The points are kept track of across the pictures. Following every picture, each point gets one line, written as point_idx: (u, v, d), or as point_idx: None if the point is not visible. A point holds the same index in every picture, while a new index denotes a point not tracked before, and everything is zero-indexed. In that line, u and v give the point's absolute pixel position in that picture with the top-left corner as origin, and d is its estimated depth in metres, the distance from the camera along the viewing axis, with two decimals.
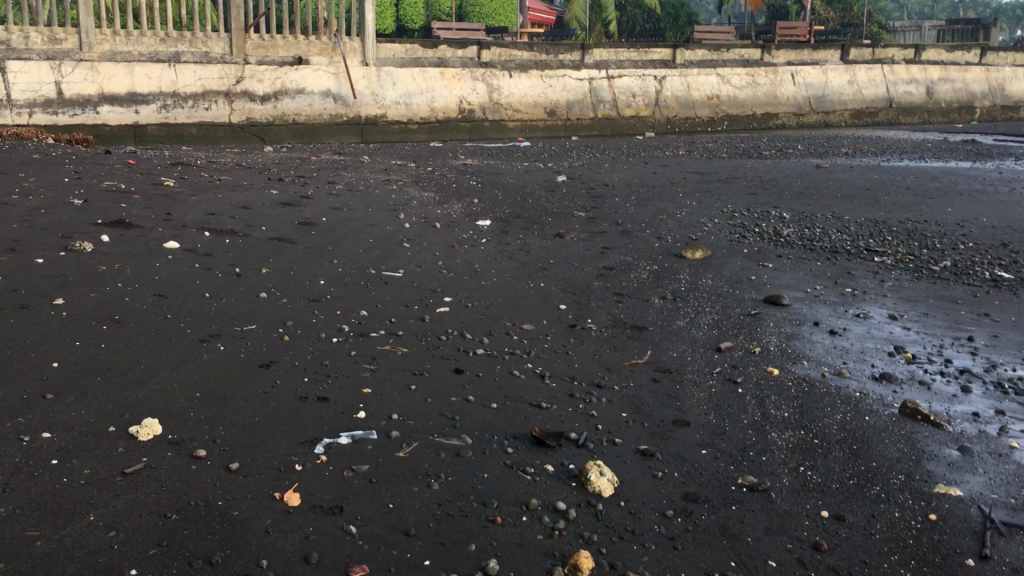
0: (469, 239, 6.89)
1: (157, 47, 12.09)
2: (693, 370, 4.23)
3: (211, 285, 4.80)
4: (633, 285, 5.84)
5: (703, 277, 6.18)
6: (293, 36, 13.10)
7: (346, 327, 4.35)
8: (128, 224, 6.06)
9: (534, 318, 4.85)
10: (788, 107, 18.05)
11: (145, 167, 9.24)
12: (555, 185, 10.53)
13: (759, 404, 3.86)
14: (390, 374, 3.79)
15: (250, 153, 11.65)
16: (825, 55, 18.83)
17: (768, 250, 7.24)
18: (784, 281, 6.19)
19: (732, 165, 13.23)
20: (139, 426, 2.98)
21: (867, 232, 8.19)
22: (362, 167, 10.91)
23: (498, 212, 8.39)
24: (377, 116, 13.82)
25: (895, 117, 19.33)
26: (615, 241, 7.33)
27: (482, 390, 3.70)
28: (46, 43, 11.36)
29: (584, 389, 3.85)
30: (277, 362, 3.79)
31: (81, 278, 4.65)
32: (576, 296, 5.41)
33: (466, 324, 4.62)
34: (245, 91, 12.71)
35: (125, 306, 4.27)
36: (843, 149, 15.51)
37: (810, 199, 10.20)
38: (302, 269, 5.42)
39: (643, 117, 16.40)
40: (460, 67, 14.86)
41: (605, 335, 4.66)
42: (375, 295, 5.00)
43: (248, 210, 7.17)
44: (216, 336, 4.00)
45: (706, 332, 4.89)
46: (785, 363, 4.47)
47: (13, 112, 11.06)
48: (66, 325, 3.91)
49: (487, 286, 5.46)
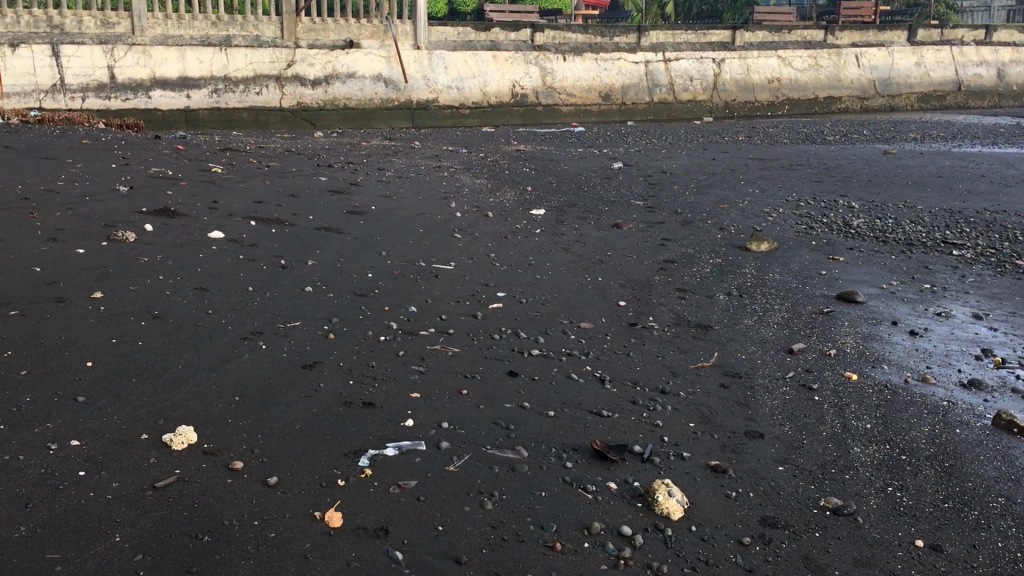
0: (524, 230, 6.65)
1: (209, 31, 12.02)
2: (764, 375, 3.92)
3: (255, 279, 4.63)
4: (695, 279, 5.56)
5: (769, 272, 5.85)
6: (345, 19, 12.96)
7: (394, 325, 4.14)
8: (173, 212, 5.93)
9: (592, 317, 4.58)
10: (851, 90, 17.44)
11: (194, 152, 9.14)
12: (610, 172, 10.24)
13: (838, 413, 3.54)
14: (440, 376, 3.57)
15: (301, 138, 11.53)
16: (891, 36, 18.18)
17: (837, 242, 6.86)
18: (856, 276, 5.84)
19: (794, 151, 12.78)
20: (173, 434, 2.79)
21: (943, 223, 7.74)
22: (414, 153, 10.71)
23: (552, 200, 8.13)
24: (428, 100, 13.61)
25: (964, 101, 18.58)
26: (675, 232, 7.03)
27: (538, 396, 3.46)
28: (99, 27, 11.32)
29: (646, 395, 3.58)
30: (321, 362, 3.59)
31: (122, 270, 4.50)
32: (636, 291, 5.13)
33: (520, 322, 4.38)
34: (296, 75, 12.59)
35: (165, 301, 4.11)
36: (910, 134, 14.92)
37: (879, 188, 9.75)
38: (349, 261, 5.23)
39: (700, 102, 15.99)
40: (513, 50, 14.59)
41: (668, 335, 4.39)
42: (426, 290, 4.79)
43: (296, 198, 7.01)
44: (258, 334, 3.82)
45: (776, 332, 4.57)
46: (863, 366, 4.14)
47: (67, 96, 11.05)
48: (103, 320, 3.76)
49: (542, 280, 5.22)
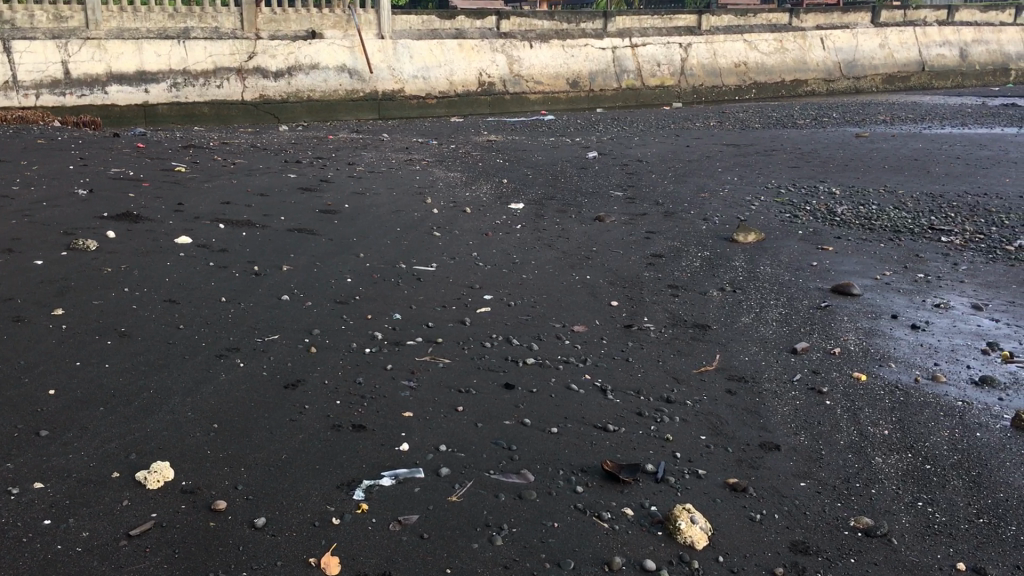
0: (504, 225, 6.44)
1: (166, 23, 11.65)
2: (770, 379, 3.73)
3: (227, 288, 4.37)
4: (686, 274, 5.37)
5: (760, 265, 5.68)
6: (306, 9, 12.60)
7: (379, 335, 3.91)
8: (137, 216, 5.64)
9: (585, 319, 4.38)
10: (817, 73, 17.36)
11: (154, 150, 8.80)
12: (586, 161, 10.03)
13: (853, 420, 3.37)
14: (433, 392, 3.35)
15: (265, 132, 11.21)
16: (855, 18, 18.12)
17: (824, 231, 6.71)
18: (849, 267, 5.68)
19: (767, 136, 12.66)
20: (148, 471, 2.55)
21: (927, 208, 7.62)
22: (383, 146, 10.43)
23: (530, 193, 7.91)
24: (394, 91, 13.30)
25: (928, 82, 18.60)
26: (658, 224, 6.84)
27: (539, 411, 3.26)
28: (51, 21, 10.94)
29: (652, 405, 3.38)
30: (304, 380, 3.35)
31: (84, 283, 4.22)
32: (627, 290, 4.94)
33: (511, 328, 4.16)
34: (258, 67, 12.23)
35: (132, 316, 3.84)
36: (879, 116, 14.87)
37: (856, 172, 9.65)
38: (325, 265, 4.98)
39: (668, 87, 15.82)
40: (479, 38, 14.29)
41: (665, 337, 4.20)
42: (409, 295, 4.55)
43: (266, 197, 6.73)
44: (235, 350, 3.57)
45: (776, 330, 4.39)
46: (870, 365, 3.97)
47: (20, 93, 10.63)
48: (66, 340, 3.49)
49: (529, 280, 5.01)
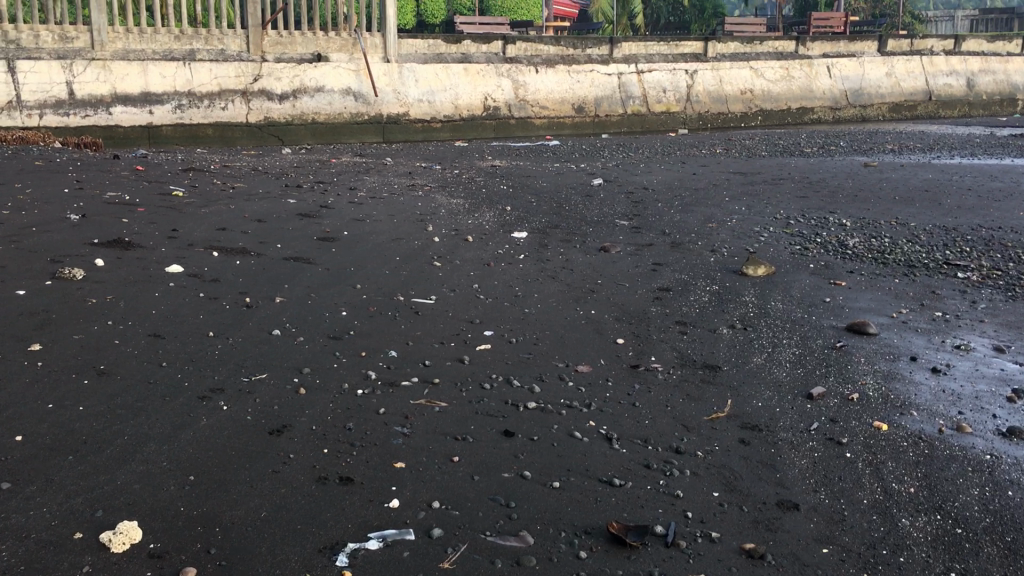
0: (507, 255, 6.26)
1: (172, 45, 11.55)
2: (786, 428, 3.52)
3: (216, 321, 4.18)
4: (695, 310, 5.18)
5: (771, 300, 5.49)
6: (312, 31, 12.52)
7: (372, 375, 3.71)
8: (128, 243, 5.46)
9: (589, 359, 4.18)
10: (823, 101, 17.22)
11: (153, 173, 8.64)
12: (591, 189, 9.86)
13: (876, 476, 3.16)
14: (427, 440, 3.14)
15: (268, 155, 11.06)
16: (862, 47, 18.03)
17: (836, 264, 6.52)
18: (864, 304, 5.48)
19: (775, 165, 12.50)
20: (114, 532, 2.39)
21: (941, 242, 7.43)
22: (385, 171, 10.27)
23: (533, 221, 7.74)
24: (399, 114, 13.16)
25: (935, 111, 18.47)
26: (665, 255, 6.66)
27: (540, 462, 3.05)
28: (57, 41, 10.84)
29: (660, 457, 3.17)
30: (291, 426, 3.14)
31: (66, 314, 4.03)
32: (633, 326, 4.74)
33: (511, 368, 3.96)
34: (263, 89, 12.11)
35: (113, 352, 3.65)
36: (888, 145, 14.70)
37: (867, 203, 9.47)
38: (320, 297, 4.79)
39: (674, 113, 15.66)
40: (485, 63, 14.19)
41: (674, 379, 3.99)
42: (405, 330, 4.36)
43: (263, 224, 6.56)
44: (220, 391, 3.37)
45: (790, 373, 4.19)
46: (890, 413, 3.77)
47: (23, 113, 10.51)
48: (40, 380, 3.29)
49: (532, 314, 4.82)
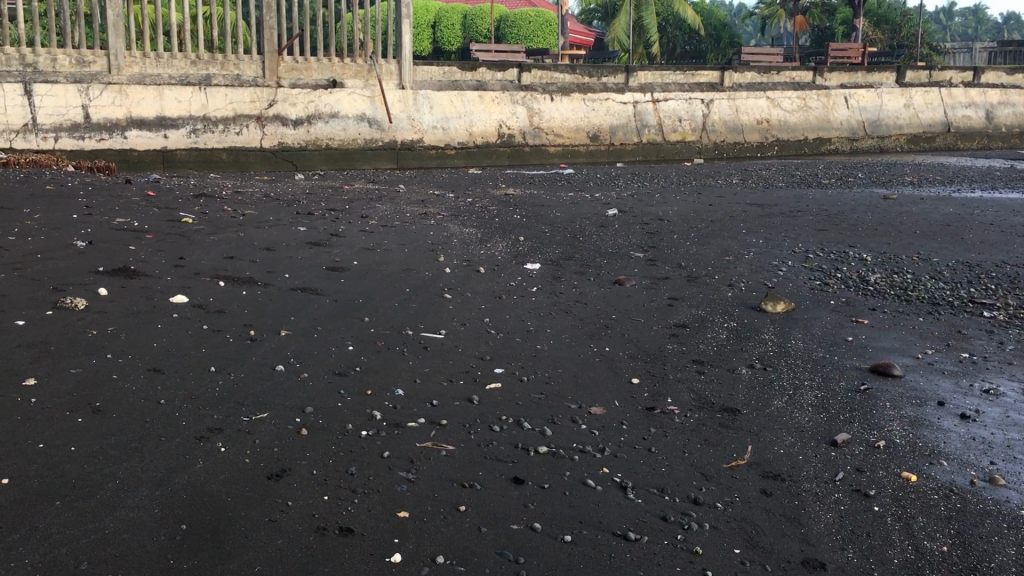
0: (520, 288, 6.13)
1: (188, 70, 11.51)
2: (810, 478, 3.36)
3: (219, 356, 4.06)
4: (712, 348, 5.02)
5: (791, 338, 5.32)
6: (328, 57, 12.48)
7: (378, 415, 3.57)
8: (134, 272, 5.36)
9: (603, 399, 4.02)
10: (840, 132, 17.08)
11: (165, 199, 8.57)
12: (606, 219, 9.73)
13: (906, 532, 3.00)
14: (433, 487, 3.00)
15: (281, 181, 11.00)
16: (880, 77, 17.89)
17: (858, 301, 6.36)
18: (887, 344, 5.32)
19: (793, 196, 12.35)
20: None
21: (964, 278, 7.26)
22: (398, 198, 10.18)
23: (547, 252, 7.60)
24: (413, 141, 13.11)
25: (954, 142, 18.31)
26: (681, 289, 6.50)
27: (551, 512, 2.90)
28: (74, 65, 10.81)
29: (678, 508, 3.01)
30: (291, 470, 3.00)
31: (64, 347, 3.92)
32: (649, 365, 4.58)
33: (522, 409, 3.81)
34: (278, 114, 12.08)
35: (111, 387, 3.53)
36: (907, 177, 14.53)
37: (887, 237, 9.30)
38: (327, 330, 4.66)
39: (690, 143, 15.55)
40: (500, 90, 14.12)
41: (692, 423, 3.83)
42: (413, 367, 4.22)
43: (272, 252, 6.45)
44: (219, 431, 3.25)
45: (812, 417, 4.02)
46: (918, 462, 3.60)
47: (39, 136, 10.50)
48: (33, 417, 3.17)
49: (544, 351, 4.67)
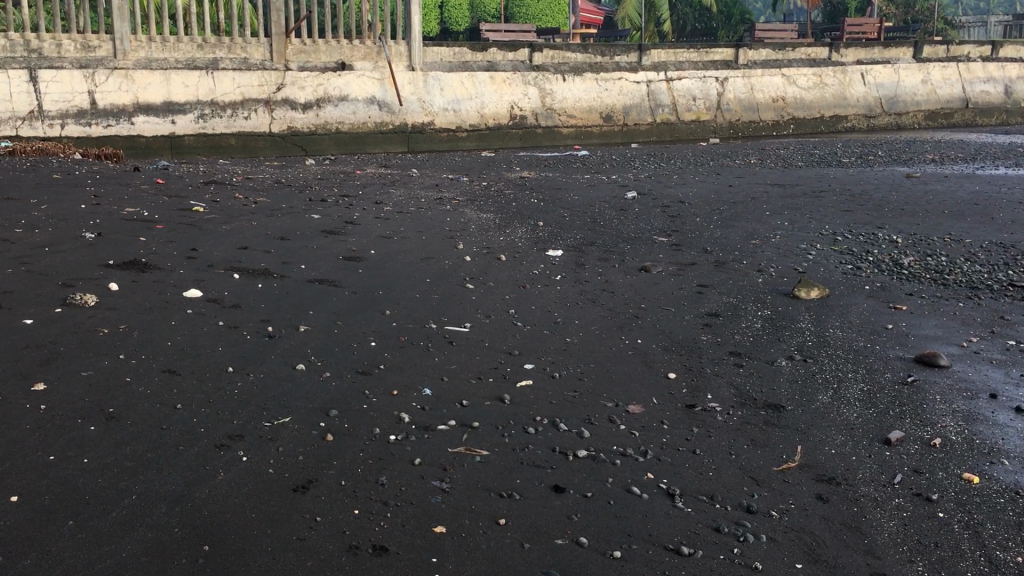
0: (543, 276, 5.93)
1: (195, 53, 11.29)
2: (866, 481, 3.16)
3: (237, 355, 3.88)
4: (748, 338, 4.82)
5: (828, 327, 5.11)
6: (337, 39, 12.24)
7: (406, 417, 3.38)
8: (145, 265, 5.17)
9: (640, 397, 3.83)
10: (857, 109, 16.76)
11: (174, 187, 8.37)
12: (625, 202, 9.50)
13: (976, 540, 2.80)
14: (469, 498, 2.81)
15: (291, 166, 10.80)
16: (897, 53, 17.53)
17: (893, 286, 6.14)
18: (929, 331, 5.10)
19: (813, 175, 12.09)
20: None
21: (1000, 260, 7.02)
22: (411, 183, 9.97)
23: (567, 238, 7.40)
24: (424, 123, 12.88)
25: (972, 118, 17.97)
26: (709, 275, 6.29)
27: (597, 525, 2.71)
28: (79, 50, 10.60)
29: (731, 518, 2.82)
30: (317, 481, 2.82)
31: (75, 348, 3.74)
32: (684, 358, 4.38)
33: (556, 409, 3.61)
34: (286, 98, 11.87)
35: (125, 391, 3.35)
36: (928, 154, 14.24)
37: (915, 217, 9.05)
38: (348, 324, 4.48)
39: (704, 122, 15.29)
40: (511, 71, 13.85)
41: (735, 421, 3.64)
42: (439, 363, 4.03)
43: (286, 242, 6.26)
44: (240, 438, 3.07)
45: (861, 413, 3.82)
46: (979, 461, 3.39)
47: (44, 124, 10.36)
48: (43, 426, 3.00)
49: (574, 345, 4.48)
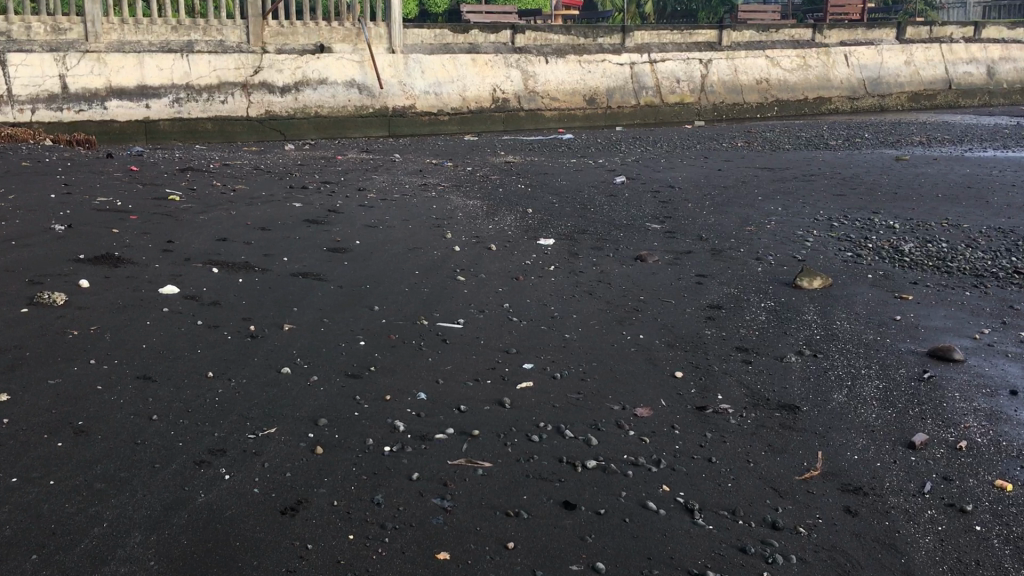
0: (536, 266, 5.70)
1: (169, 36, 10.95)
2: (894, 491, 2.95)
3: (217, 357, 3.63)
4: (754, 332, 4.61)
5: (835, 319, 4.91)
6: (315, 21, 11.92)
7: (401, 426, 3.15)
8: (118, 259, 4.91)
9: (647, 399, 3.60)
10: (841, 91, 16.58)
11: (149, 174, 8.07)
12: (613, 187, 9.27)
13: (1018, 557, 2.61)
14: (473, 518, 2.59)
15: (271, 152, 10.49)
16: (880, 34, 17.37)
17: (896, 275, 5.95)
18: (940, 323, 4.91)
19: (802, 159, 11.89)
20: None
21: (1001, 246, 6.86)
22: (394, 169, 9.70)
23: (558, 225, 7.16)
24: (405, 107, 12.56)
25: (954, 100, 17.83)
26: (706, 264, 6.08)
27: (614, 548, 2.50)
28: (49, 33, 10.28)
29: (757, 535, 2.62)
30: (307, 501, 2.59)
31: (42, 352, 3.48)
32: (689, 355, 4.17)
33: (561, 413, 3.39)
34: (264, 82, 11.53)
35: (96, 401, 3.09)
36: (915, 137, 14.07)
37: (910, 202, 8.87)
38: (335, 322, 4.23)
39: (688, 104, 15.06)
40: (493, 53, 13.55)
41: (750, 424, 3.42)
42: (433, 365, 3.79)
43: (267, 232, 6.00)
44: (223, 452, 2.82)
45: (880, 413, 3.62)
46: (1010, 466, 3.19)
47: (14, 108, 10.03)
48: (4, 444, 2.74)
49: (574, 342, 4.25)
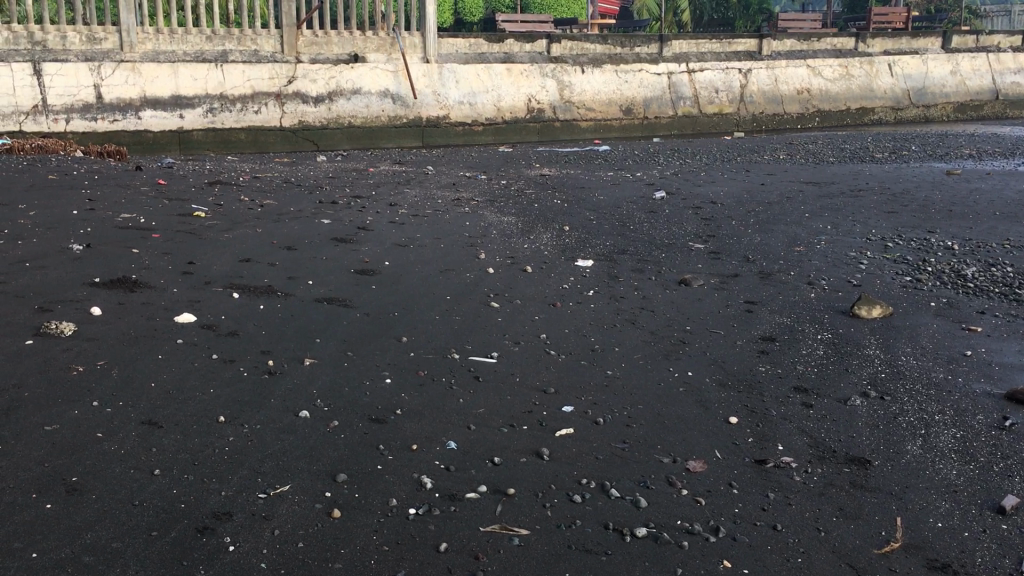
0: (575, 291, 5.38)
1: (203, 46, 10.80)
2: (989, 569, 2.60)
3: (231, 397, 3.35)
4: (813, 370, 4.24)
5: (900, 354, 4.54)
6: (349, 30, 11.71)
7: (428, 482, 2.83)
8: (134, 282, 4.66)
9: (701, 450, 3.26)
10: (884, 101, 16.07)
11: (177, 188, 7.85)
12: (653, 203, 8.92)
13: None
14: None
15: (302, 164, 10.27)
16: (925, 43, 16.83)
17: (962, 303, 5.55)
18: (1016, 359, 4.52)
19: (848, 172, 11.46)
20: None
21: None
22: (428, 182, 9.42)
23: (597, 245, 6.83)
24: (439, 117, 12.29)
25: (1002, 111, 17.25)
26: (756, 290, 5.72)
27: None
28: (84, 42, 10.15)
29: None
30: None
31: (42, 392, 3.22)
32: (743, 397, 3.81)
33: (605, 467, 3.06)
34: (297, 92, 11.32)
35: (93, 451, 2.82)
36: (965, 149, 13.56)
37: (966, 220, 8.44)
38: (359, 356, 3.93)
39: (727, 115, 14.65)
40: (529, 62, 13.23)
41: (817, 482, 3.07)
42: (464, 407, 3.47)
43: (294, 252, 5.73)
44: (229, 516, 2.54)
45: (962, 470, 3.25)
46: None
47: (49, 118, 9.90)
48: None
49: (617, 379, 3.91)
